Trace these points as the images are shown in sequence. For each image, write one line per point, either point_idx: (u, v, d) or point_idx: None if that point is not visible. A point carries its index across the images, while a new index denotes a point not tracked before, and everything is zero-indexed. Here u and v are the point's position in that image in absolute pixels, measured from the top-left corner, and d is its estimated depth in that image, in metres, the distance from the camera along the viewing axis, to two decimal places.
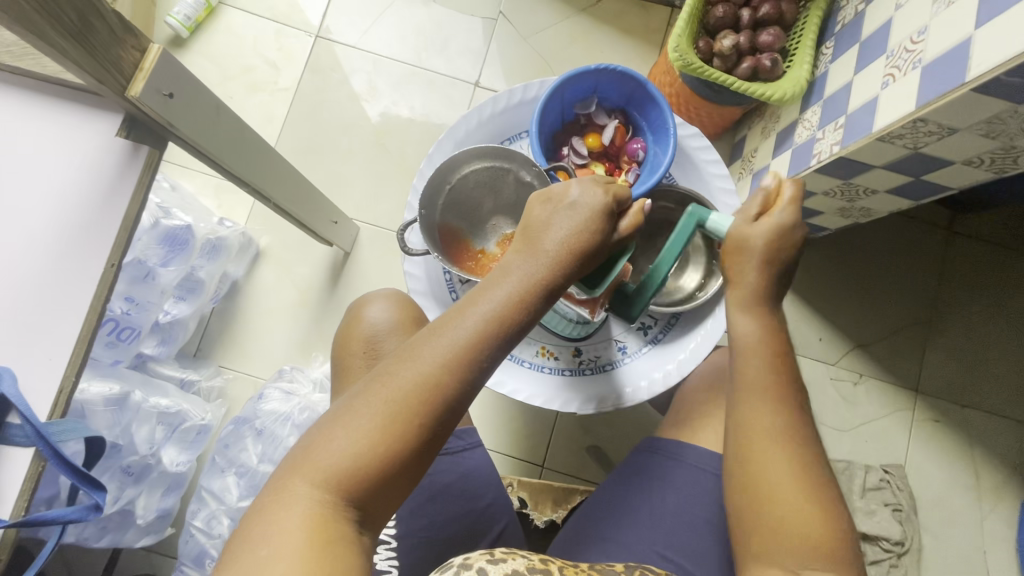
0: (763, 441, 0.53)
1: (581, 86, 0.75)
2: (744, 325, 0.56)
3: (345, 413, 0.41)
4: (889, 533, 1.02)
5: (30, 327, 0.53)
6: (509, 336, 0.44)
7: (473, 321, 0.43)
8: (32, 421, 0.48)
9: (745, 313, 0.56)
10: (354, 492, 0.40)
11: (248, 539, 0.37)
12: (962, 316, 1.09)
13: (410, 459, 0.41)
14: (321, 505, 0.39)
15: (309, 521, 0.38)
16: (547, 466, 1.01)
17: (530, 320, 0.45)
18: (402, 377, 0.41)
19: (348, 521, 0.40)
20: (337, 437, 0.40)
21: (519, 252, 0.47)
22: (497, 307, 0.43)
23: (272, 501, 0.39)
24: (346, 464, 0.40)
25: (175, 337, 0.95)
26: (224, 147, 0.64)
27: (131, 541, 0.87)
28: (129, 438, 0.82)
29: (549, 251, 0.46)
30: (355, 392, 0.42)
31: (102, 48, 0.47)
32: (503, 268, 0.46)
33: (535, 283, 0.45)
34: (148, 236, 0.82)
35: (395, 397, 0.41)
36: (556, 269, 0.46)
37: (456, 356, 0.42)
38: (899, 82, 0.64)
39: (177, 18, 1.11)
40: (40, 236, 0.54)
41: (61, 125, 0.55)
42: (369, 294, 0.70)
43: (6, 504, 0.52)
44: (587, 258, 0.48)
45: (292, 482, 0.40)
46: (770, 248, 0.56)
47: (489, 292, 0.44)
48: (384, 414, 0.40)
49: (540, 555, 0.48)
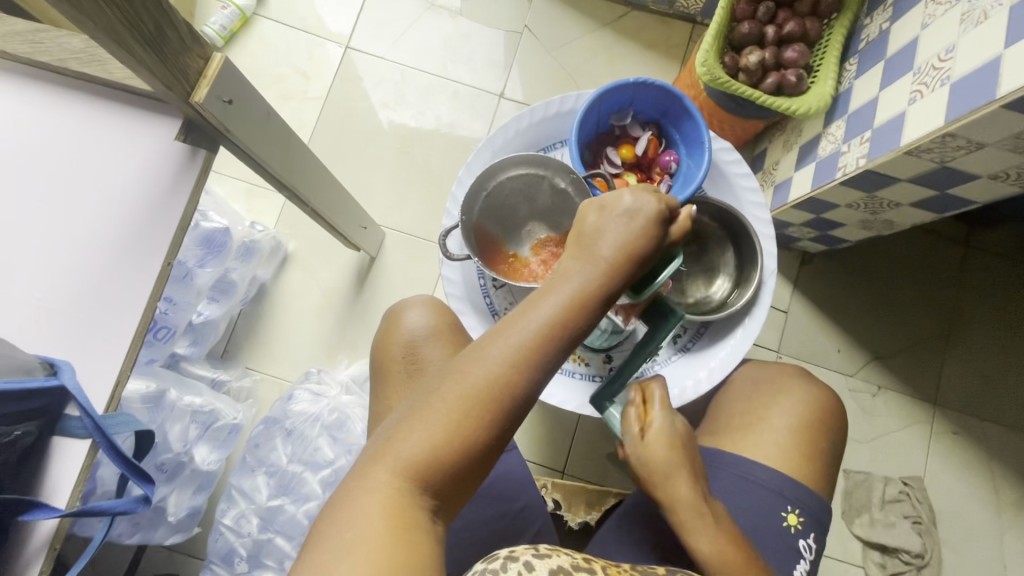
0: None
1: (618, 99, 0.77)
2: (703, 549, 0.55)
3: (420, 408, 0.43)
4: (909, 546, 1.03)
5: (90, 320, 0.55)
6: (571, 338, 0.45)
7: (536, 322, 0.44)
8: (91, 413, 0.50)
9: (700, 533, 0.55)
10: (430, 483, 0.42)
11: (334, 523, 0.40)
12: (980, 329, 1.10)
13: (481, 452, 0.43)
14: (399, 494, 0.41)
15: (389, 510, 0.41)
16: (568, 471, 1.02)
17: (589, 323, 0.46)
18: (471, 375, 0.43)
19: (422, 511, 0.42)
20: (411, 431, 0.42)
21: (577, 255, 0.49)
22: (560, 309, 0.45)
23: (355, 489, 0.42)
24: (422, 455, 0.42)
25: (206, 338, 0.97)
26: (272, 151, 0.65)
27: (161, 539, 0.88)
28: (164, 435, 0.84)
29: (606, 257, 0.48)
30: (427, 390, 0.44)
31: (174, 58, 0.50)
32: (562, 273, 0.48)
33: (593, 288, 0.47)
34: (190, 237, 0.85)
35: (466, 392, 0.42)
36: (613, 275, 0.48)
37: (522, 355, 0.43)
38: (927, 98, 0.66)
39: (213, 28, 1.15)
40: (102, 232, 0.56)
41: (124, 129, 0.57)
42: (405, 300, 0.72)
43: (62, 494, 0.53)
44: (640, 264, 0.49)
45: (372, 472, 0.42)
46: (675, 453, 0.57)
47: (550, 295, 0.46)
48: (456, 410, 0.42)
49: (582, 554, 0.49)
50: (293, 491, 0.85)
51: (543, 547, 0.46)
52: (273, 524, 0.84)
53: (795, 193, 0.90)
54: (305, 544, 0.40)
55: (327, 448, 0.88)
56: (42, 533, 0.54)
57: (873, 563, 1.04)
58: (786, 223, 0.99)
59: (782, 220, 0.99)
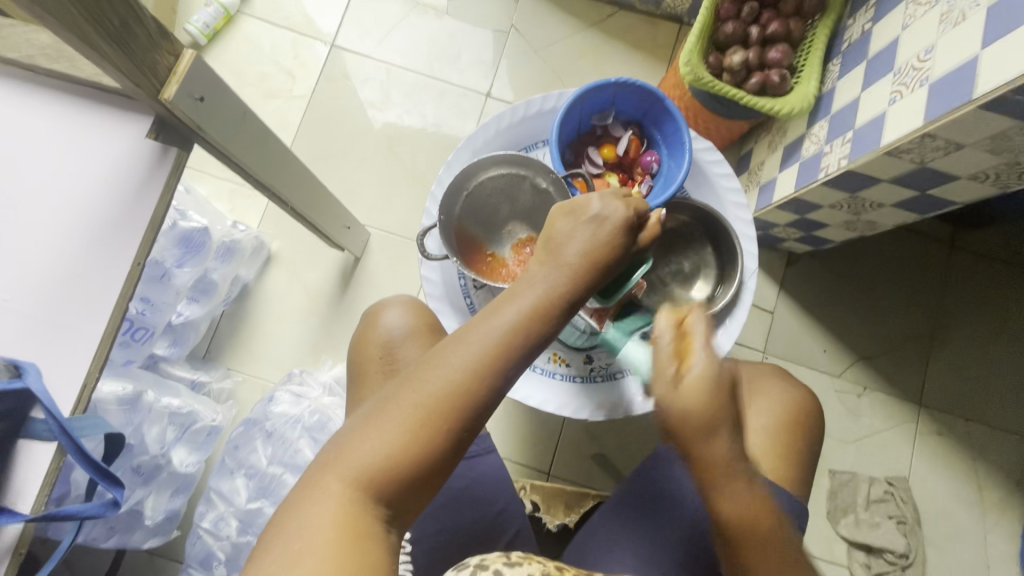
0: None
1: (600, 98, 0.77)
2: (730, 504, 0.51)
3: (376, 416, 0.43)
4: (893, 546, 1.03)
5: (56, 321, 0.54)
6: (532, 346, 0.45)
7: (496, 330, 0.44)
8: (56, 415, 0.49)
9: (729, 488, 0.51)
10: (385, 492, 0.42)
11: (286, 530, 0.40)
12: (964, 330, 1.11)
13: (438, 460, 0.43)
14: (351, 503, 0.41)
15: (341, 519, 0.40)
16: (554, 473, 1.01)
17: (552, 331, 0.46)
18: (428, 383, 0.43)
19: (376, 520, 0.42)
20: (367, 439, 0.42)
21: (542, 259, 0.48)
22: (521, 317, 0.44)
23: (308, 497, 0.42)
24: (376, 464, 0.42)
25: (186, 338, 0.96)
26: (249, 153, 0.65)
27: (138, 542, 0.87)
28: (141, 437, 0.82)
29: (571, 262, 0.48)
30: (385, 396, 0.44)
31: (140, 52, 0.49)
32: (526, 278, 0.47)
33: (557, 295, 0.46)
34: (166, 238, 0.84)
35: (423, 401, 0.42)
36: (578, 281, 0.47)
37: (480, 364, 0.43)
38: (907, 98, 0.66)
39: (196, 26, 1.14)
40: (70, 232, 0.55)
41: (92, 127, 0.56)
42: (385, 300, 0.71)
43: (27, 498, 0.52)
44: (607, 270, 0.49)
45: (325, 481, 0.42)
46: (711, 402, 0.50)
47: (512, 301, 0.45)
48: (412, 419, 0.42)
49: (555, 562, 0.48)
50: (273, 493, 0.85)
51: (514, 557, 0.46)
52: (252, 526, 0.83)
53: (780, 193, 0.90)
54: (254, 553, 0.40)
55: (307, 449, 0.87)
56: (5, 540, 0.53)
57: (858, 563, 1.04)
58: (771, 223, 0.99)
59: (766, 221, 0.99)
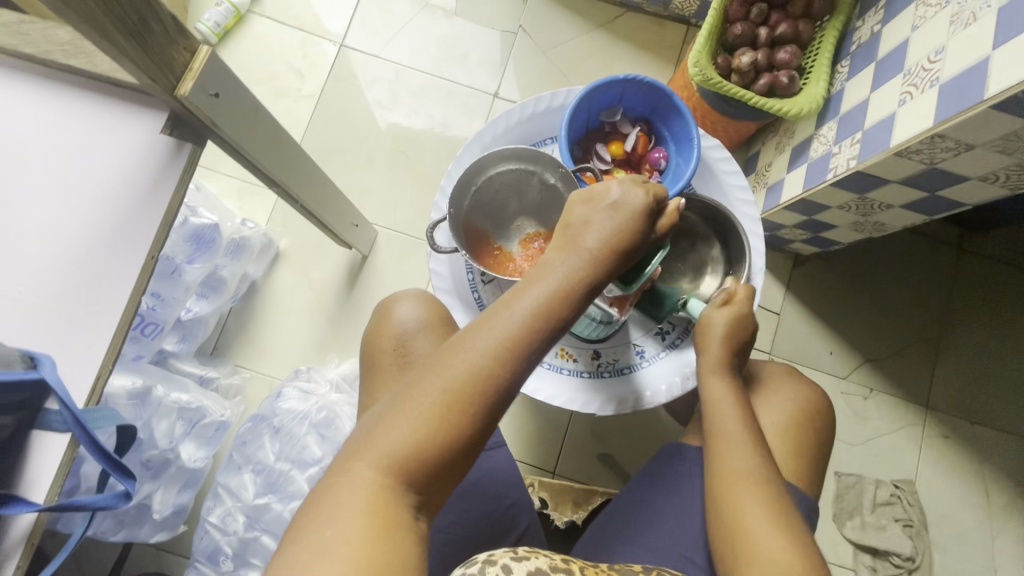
0: (733, 481, 0.56)
1: (608, 95, 0.77)
2: (716, 393, 0.62)
3: (403, 401, 0.43)
4: (900, 548, 1.02)
5: (73, 311, 0.54)
6: (555, 328, 0.45)
7: (520, 313, 0.44)
8: (71, 406, 0.50)
9: (717, 379, 0.63)
10: (414, 477, 0.42)
11: (315, 519, 0.40)
12: (973, 333, 1.10)
13: (466, 443, 0.43)
14: (381, 489, 0.41)
15: (371, 505, 0.41)
16: (559, 472, 1.01)
17: (574, 314, 0.47)
18: (453, 367, 0.43)
19: (405, 506, 0.42)
20: (396, 424, 0.42)
21: (562, 243, 0.49)
22: (543, 300, 0.45)
23: (336, 485, 0.42)
24: (405, 449, 0.42)
25: (195, 334, 0.96)
26: (261, 148, 0.65)
27: (146, 536, 0.87)
28: (150, 432, 0.83)
29: (591, 247, 0.48)
30: (411, 382, 0.44)
31: (157, 47, 0.49)
32: (546, 263, 0.48)
33: (578, 278, 0.47)
34: (178, 233, 0.84)
35: (450, 383, 0.42)
36: (599, 265, 0.48)
37: (506, 347, 0.43)
38: (917, 99, 0.66)
39: (207, 24, 1.14)
40: (86, 224, 0.55)
41: (108, 122, 0.57)
42: (397, 293, 0.71)
43: (40, 489, 0.53)
44: (626, 255, 0.50)
45: (354, 468, 0.42)
46: (731, 330, 0.63)
47: (535, 286, 0.46)
48: (440, 403, 0.42)
49: (561, 555, 0.49)
50: (280, 489, 0.85)
51: (521, 551, 0.46)
52: (260, 521, 0.84)
53: (787, 195, 0.90)
54: (283, 542, 0.40)
55: (315, 444, 0.88)
56: (21, 527, 0.54)
57: (864, 565, 1.03)
58: (778, 225, 1.00)
59: (773, 222, 1.00)
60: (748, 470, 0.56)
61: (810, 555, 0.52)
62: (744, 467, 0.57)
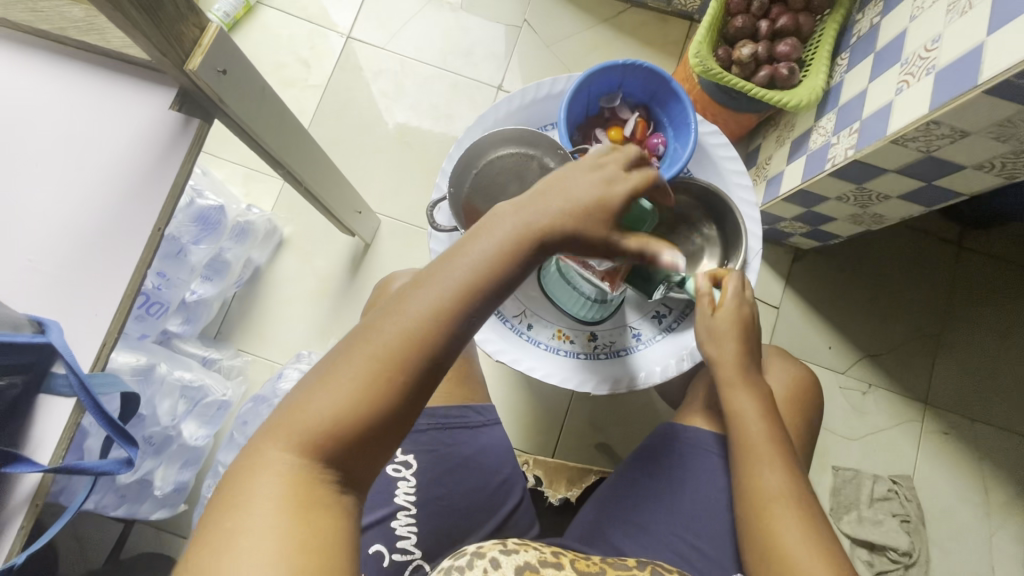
0: (769, 501, 0.57)
1: (608, 80, 0.78)
2: (741, 406, 0.61)
3: (324, 375, 0.42)
4: (896, 544, 1.02)
5: (82, 280, 0.56)
6: (485, 300, 0.44)
7: (446, 285, 0.43)
8: (76, 369, 0.51)
9: (743, 392, 0.61)
10: (336, 451, 0.42)
11: (234, 495, 0.40)
12: (971, 330, 1.10)
13: (390, 416, 0.42)
14: (302, 465, 0.41)
15: (290, 481, 0.40)
16: (558, 454, 1.02)
17: (505, 287, 0.46)
18: (377, 339, 0.42)
19: (327, 480, 0.42)
20: (316, 400, 0.42)
21: (502, 212, 0.47)
22: (470, 272, 0.44)
23: (258, 459, 0.41)
24: (326, 424, 0.41)
25: (198, 316, 0.98)
26: (267, 127, 0.67)
27: (147, 513, 0.89)
28: (153, 409, 0.84)
29: (532, 221, 0.46)
30: (335, 355, 0.43)
31: (167, 22, 0.50)
32: (479, 232, 0.46)
33: (510, 251, 0.45)
34: (183, 214, 0.86)
35: (375, 355, 0.42)
36: (539, 239, 0.46)
37: (431, 319, 0.43)
38: (913, 87, 0.67)
39: (217, 14, 1.16)
40: (95, 196, 0.57)
41: (119, 97, 0.58)
42: (396, 275, 0.73)
43: (45, 451, 0.54)
44: (581, 241, 0.47)
45: (275, 444, 0.41)
46: (742, 330, 0.63)
47: (464, 257, 0.45)
48: (362, 376, 0.42)
49: (551, 549, 0.51)
50: None
51: (511, 544, 0.47)
52: None
53: (786, 186, 0.91)
54: (204, 518, 0.40)
55: None
56: (26, 488, 0.55)
57: (861, 561, 1.03)
58: (777, 217, 1.00)
59: (772, 215, 1.00)
60: (780, 486, 0.57)
61: (843, 559, 0.54)
62: (779, 483, 0.57)
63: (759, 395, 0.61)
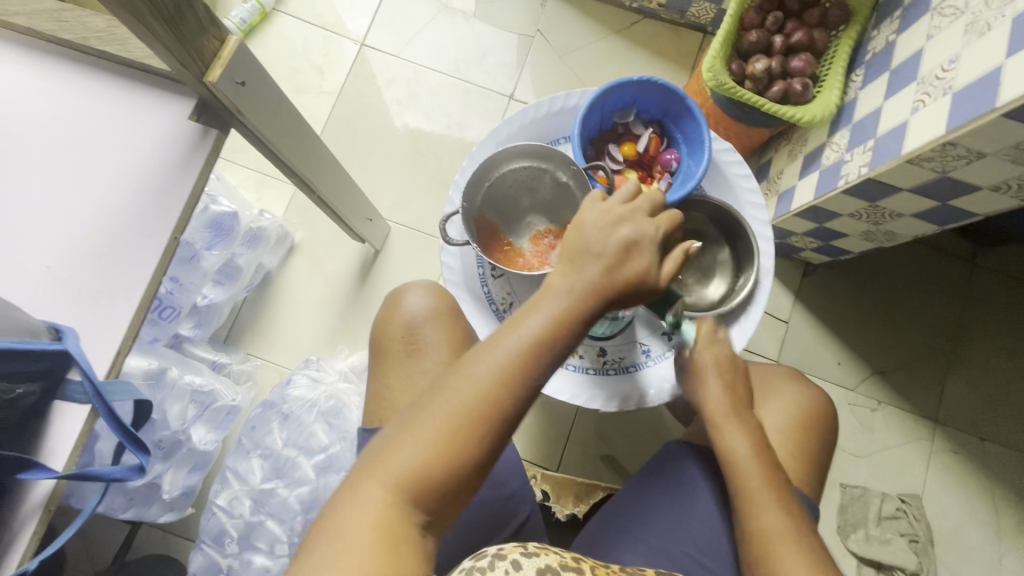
0: (773, 541, 0.54)
1: (622, 96, 0.78)
2: (732, 443, 0.59)
3: (410, 424, 0.45)
4: (905, 564, 1.01)
5: (98, 287, 0.56)
6: (556, 355, 0.47)
7: (522, 340, 0.46)
8: (92, 377, 0.51)
9: (734, 429, 0.60)
10: (419, 497, 0.44)
11: (328, 531, 0.43)
12: (983, 349, 1.09)
13: (471, 467, 0.45)
14: (390, 508, 0.44)
15: (380, 522, 0.43)
16: (563, 468, 1.02)
17: (572, 342, 0.48)
18: (459, 391, 0.45)
19: (412, 524, 0.44)
20: (403, 448, 0.45)
21: (568, 270, 0.50)
22: (543, 328, 0.47)
23: (348, 501, 0.44)
24: (412, 471, 0.44)
25: (209, 320, 0.98)
26: (283, 138, 0.67)
27: (154, 516, 0.89)
28: (163, 413, 0.85)
29: (592, 277, 0.49)
30: (418, 405, 0.46)
31: (189, 35, 0.51)
32: (548, 289, 0.50)
33: (578, 309, 0.48)
34: (197, 221, 0.87)
35: (457, 407, 0.45)
36: (598, 296, 0.49)
37: (510, 373, 0.45)
38: (930, 106, 0.66)
39: (234, 21, 1.17)
40: (114, 203, 0.57)
41: (138, 107, 0.59)
42: (405, 284, 0.72)
43: (59, 457, 0.55)
44: (631, 292, 0.50)
45: (365, 487, 0.44)
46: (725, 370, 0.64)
47: (536, 313, 0.48)
48: (445, 426, 0.44)
49: (572, 554, 0.51)
50: (287, 474, 0.86)
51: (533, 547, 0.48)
52: (266, 506, 0.85)
53: (798, 201, 0.90)
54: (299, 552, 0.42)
55: (322, 432, 0.89)
56: (39, 494, 0.55)
57: None
58: (788, 232, 1.00)
59: (784, 229, 1.00)
60: (784, 528, 0.55)
61: None
62: (780, 522, 0.55)
63: (750, 432, 0.59)
